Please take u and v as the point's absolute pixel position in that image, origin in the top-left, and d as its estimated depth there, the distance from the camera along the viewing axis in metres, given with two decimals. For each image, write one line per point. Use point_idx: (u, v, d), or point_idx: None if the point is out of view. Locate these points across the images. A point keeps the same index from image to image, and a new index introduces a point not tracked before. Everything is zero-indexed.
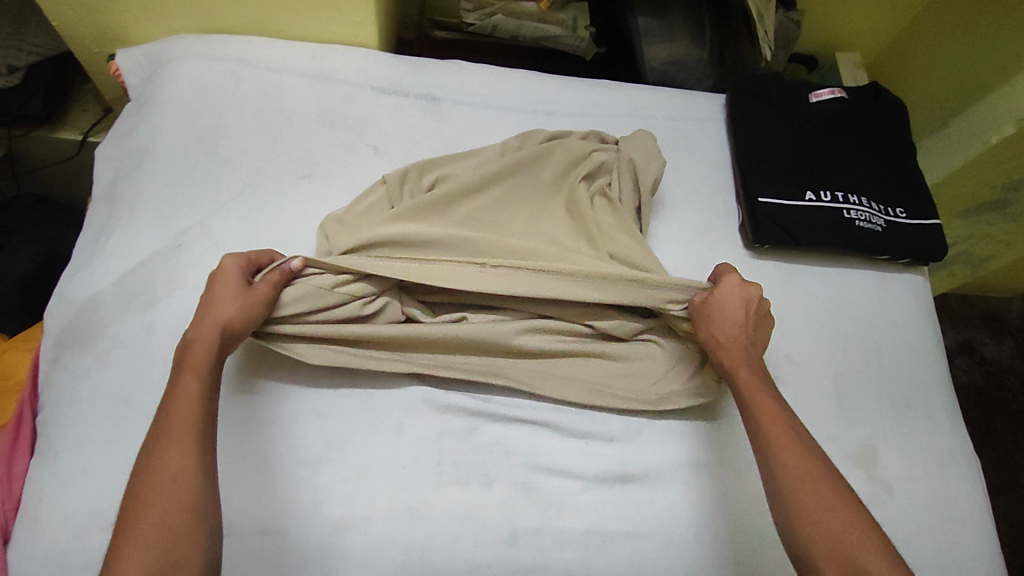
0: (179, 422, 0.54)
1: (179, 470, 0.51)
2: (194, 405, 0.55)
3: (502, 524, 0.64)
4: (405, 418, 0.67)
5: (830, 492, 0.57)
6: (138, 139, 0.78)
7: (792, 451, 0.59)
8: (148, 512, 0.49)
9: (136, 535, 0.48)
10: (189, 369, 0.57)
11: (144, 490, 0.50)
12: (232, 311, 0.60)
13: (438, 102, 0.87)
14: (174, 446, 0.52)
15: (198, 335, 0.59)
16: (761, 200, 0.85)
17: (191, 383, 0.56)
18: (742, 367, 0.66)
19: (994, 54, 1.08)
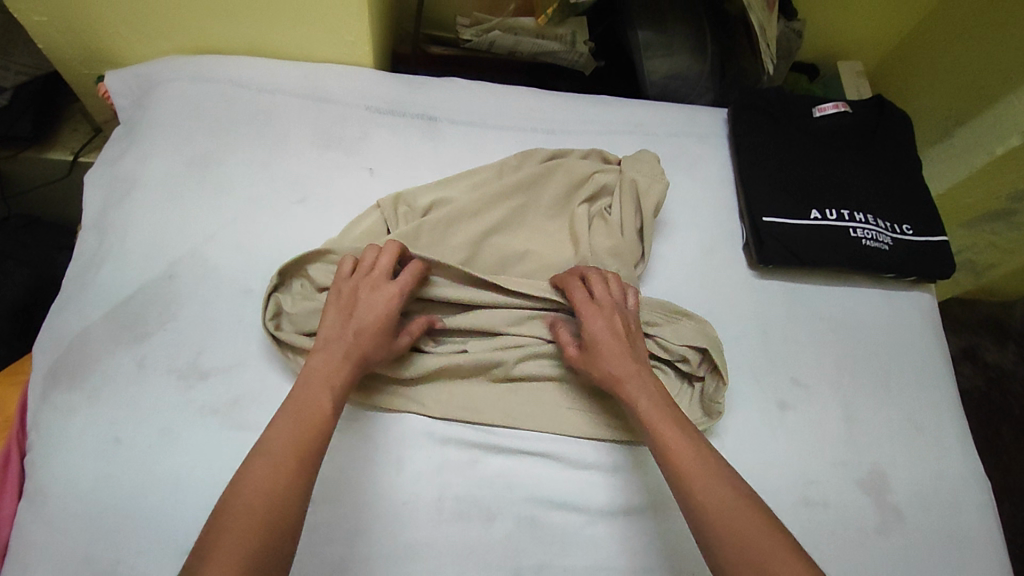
0: (306, 429, 0.53)
1: (283, 489, 0.48)
2: (320, 425, 0.53)
3: (504, 561, 0.62)
4: (404, 451, 0.65)
5: (755, 529, 0.50)
6: (127, 165, 0.76)
7: (706, 482, 0.53)
8: (246, 522, 0.46)
9: (228, 546, 0.44)
10: (330, 375, 0.57)
11: (244, 496, 0.47)
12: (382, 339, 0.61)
13: (434, 122, 0.85)
14: (289, 459, 0.50)
15: (335, 353, 0.58)
16: (766, 219, 0.83)
17: (326, 402, 0.55)
18: (641, 399, 0.60)
19: (997, 64, 1.07)
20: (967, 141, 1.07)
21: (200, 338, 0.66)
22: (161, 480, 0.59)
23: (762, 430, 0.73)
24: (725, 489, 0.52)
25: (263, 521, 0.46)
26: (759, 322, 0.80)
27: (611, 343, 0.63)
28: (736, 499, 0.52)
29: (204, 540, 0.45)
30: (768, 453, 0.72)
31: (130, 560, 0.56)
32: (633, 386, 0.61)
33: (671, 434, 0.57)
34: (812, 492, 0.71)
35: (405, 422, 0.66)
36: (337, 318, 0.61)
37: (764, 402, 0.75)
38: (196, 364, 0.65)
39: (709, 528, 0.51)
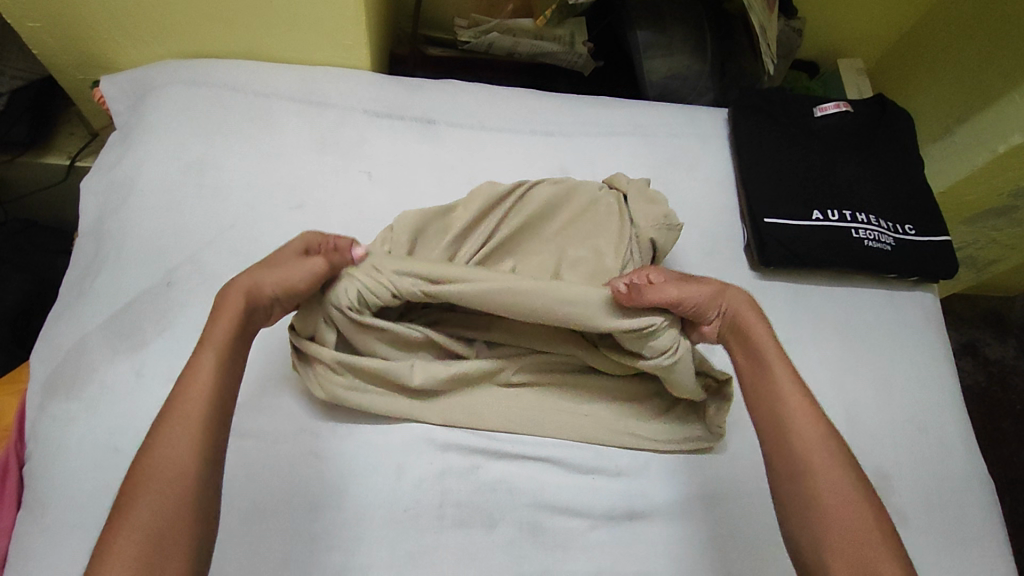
0: (192, 410, 0.50)
1: (183, 464, 0.48)
2: (207, 385, 0.52)
3: (507, 568, 0.61)
4: (405, 458, 0.64)
5: (845, 478, 0.53)
6: (124, 170, 0.76)
7: (827, 468, 0.53)
8: (153, 496, 0.46)
9: (133, 524, 0.45)
10: (209, 344, 0.54)
11: (145, 470, 0.47)
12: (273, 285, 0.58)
13: (432, 125, 0.85)
14: (176, 428, 0.49)
15: (227, 310, 0.56)
16: (767, 220, 0.83)
17: (209, 359, 0.53)
18: (765, 337, 0.62)
19: (999, 61, 1.06)
20: (967, 139, 1.07)
21: (198, 345, 0.66)
22: None
23: None
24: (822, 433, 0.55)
25: (167, 491, 0.46)
26: None
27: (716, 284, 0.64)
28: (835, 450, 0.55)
29: (110, 521, 0.46)
30: None
31: None
32: (755, 323, 0.63)
33: (782, 371, 0.59)
34: None
35: (406, 430, 0.66)
36: (232, 287, 0.60)
37: None
38: None
39: (799, 461, 0.54)
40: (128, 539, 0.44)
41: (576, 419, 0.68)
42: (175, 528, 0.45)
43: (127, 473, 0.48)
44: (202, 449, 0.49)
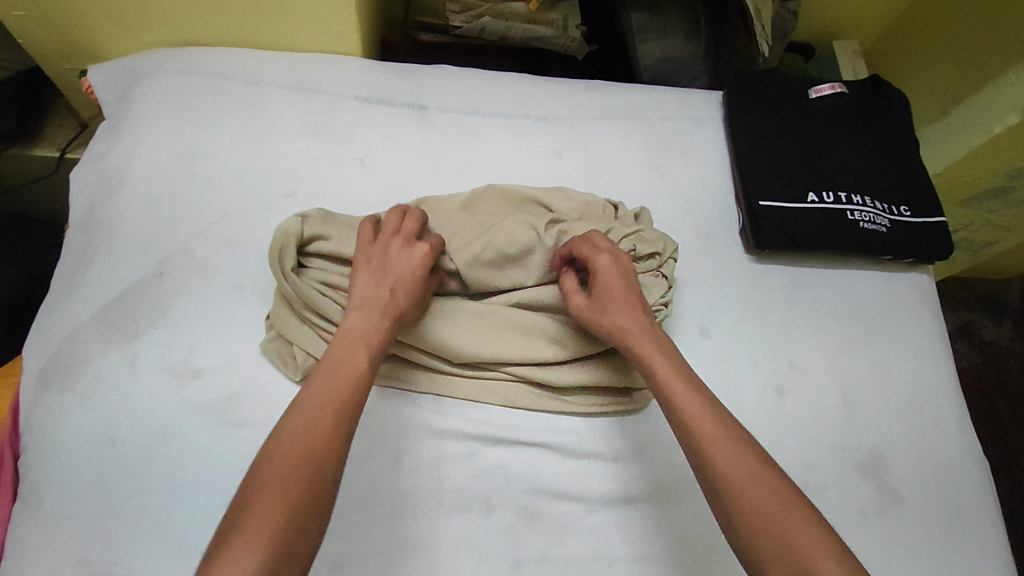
0: (336, 396, 0.52)
1: (322, 451, 0.49)
2: (354, 381, 0.54)
3: (505, 552, 0.61)
4: (402, 445, 0.64)
5: (780, 504, 0.50)
6: (113, 161, 0.75)
7: (729, 447, 0.53)
8: (285, 484, 0.46)
9: (261, 506, 0.44)
10: (354, 345, 0.56)
11: (280, 455, 0.47)
12: (411, 303, 0.62)
13: (425, 110, 0.84)
14: (327, 418, 0.50)
15: (372, 321, 0.59)
16: (762, 203, 0.83)
17: (361, 360, 0.56)
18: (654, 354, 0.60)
19: (997, 41, 1.05)
20: (963, 120, 1.06)
21: (192, 336, 0.66)
22: (156, 479, 0.59)
23: (760, 414, 0.72)
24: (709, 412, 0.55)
25: (305, 478, 0.47)
26: (756, 307, 0.80)
27: (632, 306, 0.63)
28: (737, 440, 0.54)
29: (245, 493, 0.46)
30: (767, 438, 0.71)
31: (129, 559, 0.56)
32: (646, 343, 0.61)
33: (661, 366, 0.59)
34: (811, 477, 0.70)
35: (402, 418, 0.65)
36: (367, 279, 0.62)
37: (762, 388, 0.74)
38: (189, 362, 0.64)
39: (733, 507, 0.51)
40: (261, 522, 0.44)
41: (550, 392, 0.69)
42: (301, 515, 0.45)
43: (251, 469, 0.48)
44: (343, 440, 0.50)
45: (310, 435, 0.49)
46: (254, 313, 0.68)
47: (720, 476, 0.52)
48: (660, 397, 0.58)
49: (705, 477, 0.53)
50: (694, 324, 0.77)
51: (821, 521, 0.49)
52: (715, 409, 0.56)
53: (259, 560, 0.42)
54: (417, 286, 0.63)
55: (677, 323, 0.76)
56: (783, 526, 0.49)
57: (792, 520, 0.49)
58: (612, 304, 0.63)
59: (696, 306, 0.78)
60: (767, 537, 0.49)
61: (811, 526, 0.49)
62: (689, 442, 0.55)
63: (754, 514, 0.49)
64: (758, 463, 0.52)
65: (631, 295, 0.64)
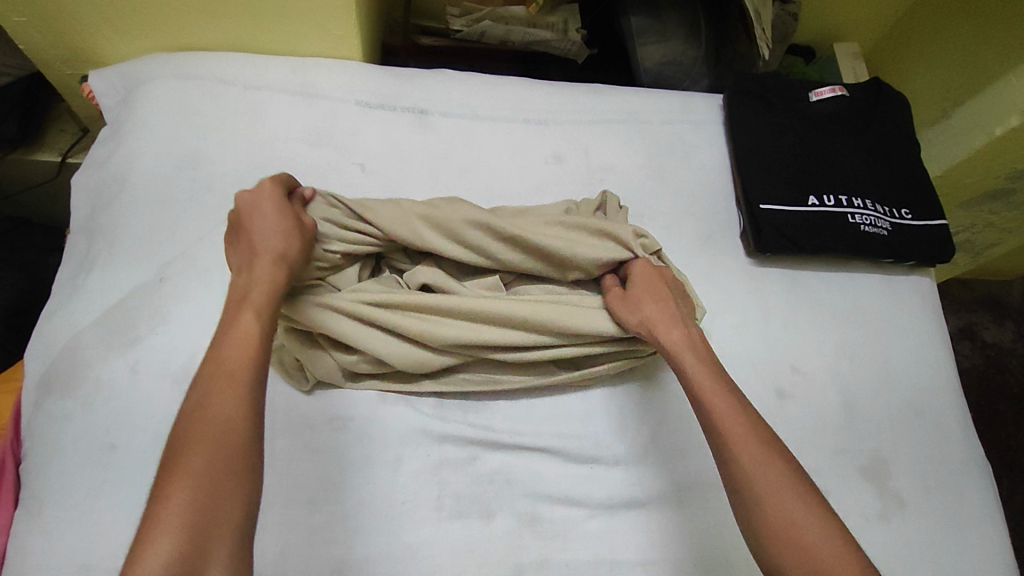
0: (235, 361, 0.51)
1: (224, 414, 0.48)
2: (248, 343, 0.53)
3: (506, 557, 0.61)
4: (403, 450, 0.64)
5: (808, 509, 0.52)
6: (114, 167, 0.75)
7: (761, 454, 0.54)
8: (194, 456, 0.46)
9: (180, 482, 0.45)
10: (248, 307, 0.55)
11: (196, 429, 0.47)
12: (291, 244, 0.60)
13: (426, 115, 0.84)
14: (223, 386, 0.50)
15: (258, 279, 0.58)
16: (763, 207, 0.82)
17: (251, 320, 0.54)
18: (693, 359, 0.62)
19: (998, 43, 1.05)
20: (964, 122, 1.06)
21: (193, 340, 0.66)
22: (157, 484, 0.59)
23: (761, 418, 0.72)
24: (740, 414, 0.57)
25: (218, 450, 0.46)
26: (757, 311, 0.79)
27: (665, 308, 0.66)
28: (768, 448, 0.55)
29: (163, 472, 0.46)
30: None
31: None
32: (681, 339, 0.64)
33: (692, 361, 0.62)
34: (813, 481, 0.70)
35: (403, 424, 0.65)
36: (240, 251, 0.61)
37: (763, 391, 0.74)
38: (190, 367, 0.64)
39: (761, 510, 0.52)
40: (177, 499, 0.44)
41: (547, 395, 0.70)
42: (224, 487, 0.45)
43: (166, 450, 0.48)
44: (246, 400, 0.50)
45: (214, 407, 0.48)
46: None
47: (750, 479, 0.54)
48: (694, 396, 0.60)
49: (734, 479, 0.55)
50: None
51: (847, 534, 0.51)
52: (748, 414, 0.58)
53: (177, 538, 0.42)
54: (288, 230, 0.61)
55: None
56: (805, 529, 0.51)
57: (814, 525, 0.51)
58: (645, 304, 0.66)
59: None
60: (790, 537, 0.50)
61: (833, 536, 0.50)
62: (720, 446, 0.56)
63: (778, 518, 0.51)
64: (789, 471, 0.54)
65: (660, 297, 0.67)
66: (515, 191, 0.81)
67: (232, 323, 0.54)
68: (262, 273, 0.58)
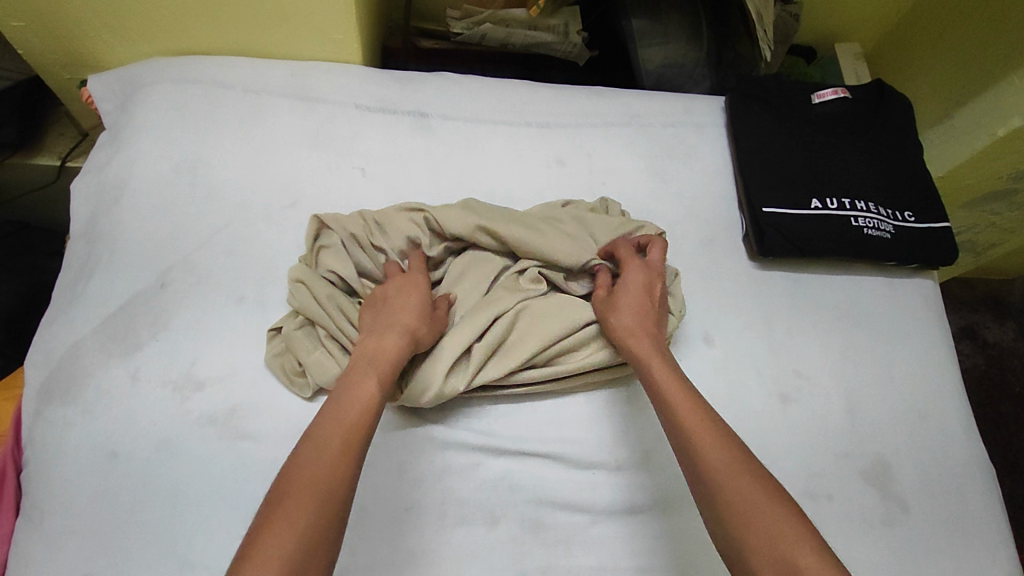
0: (349, 423, 0.51)
1: (340, 470, 0.48)
2: (365, 409, 0.53)
3: (509, 564, 0.61)
4: (405, 456, 0.64)
5: (773, 502, 0.49)
6: (114, 172, 0.75)
7: (715, 442, 0.53)
8: (306, 496, 0.45)
9: (284, 515, 0.44)
10: (369, 370, 0.56)
11: (299, 476, 0.46)
12: (422, 322, 0.63)
13: (426, 118, 0.84)
14: (341, 442, 0.49)
15: (384, 340, 0.59)
16: (765, 210, 0.82)
17: (372, 385, 0.55)
18: (656, 360, 0.62)
19: (1001, 42, 1.04)
20: (966, 123, 1.06)
21: (194, 347, 0.66)
22: (157, 493, 0.59)
23: (764, 423, 0.72)
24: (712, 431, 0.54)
25: (323, 500, 0.45)
26: (760, 314, 0.79)
27: (642, 305, 0.67)
28: (733, 456, 0.52)
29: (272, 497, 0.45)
30: (772, 445, 0.71)
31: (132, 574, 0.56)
32: (645, 345, 0.64)
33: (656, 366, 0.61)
34: (817, 485, 0.70)
35: (407, 430, 0.65)
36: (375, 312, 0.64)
37: (766, 395, 0.74)
38: (191, 374, 0.64)
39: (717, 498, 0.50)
40: (282, 534, 0.43)
41: (547, 397, 0.70)
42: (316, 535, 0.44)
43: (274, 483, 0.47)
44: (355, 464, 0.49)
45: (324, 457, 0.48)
46: (256, 323, 0.68)
47: (713, 486, 0.51)
48: (655, 390, 0.60)
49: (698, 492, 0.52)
50: (698, 331, 0.76)
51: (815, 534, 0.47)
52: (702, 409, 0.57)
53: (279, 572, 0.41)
54: (425, 309, 0.64)
55: (681, 330, 0.76)
56: (763, 519, 0.47)
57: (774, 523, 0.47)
58: (631, 305, 0.67)
59: (699, 313, 0.77)
60: (747, 523, 0.48)
61: (799, 531, 0.47)
62: (683, 447, 0.55)
63: (739, 522, 0.48)
64: (745, 462, 0.52)
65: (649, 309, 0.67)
66: (516, 196, 0.81)
67: (351, 383, 0.55)
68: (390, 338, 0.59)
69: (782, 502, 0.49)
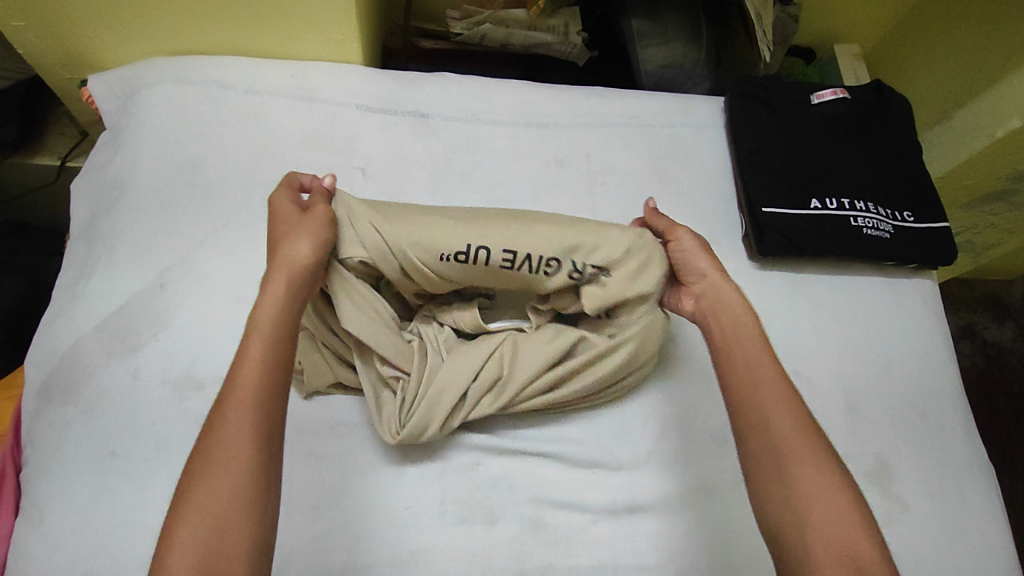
0: (244, 390, 0.48)
1: (240, 443, 0.46)
2: (257, 368, 0.49)
3: (509, 564, 0.61)
4: (405, 456, 0.64)
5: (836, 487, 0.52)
6: (115, 171, 0.75)
7: (782, 410, 0.55)
8: (211, 482, 0.44)
9: (196, 504, 0.44)
10: (257, 325, 0.51)
11: (203, 460, 0.45)
12: (304, 247, 0.57)
13: (426, 118, 0.84)
14: (235, 416, 0.47)
15: (272, 284, 0.54)
16: (765, 210, 0.82)
17: (258, 342, 0.50)
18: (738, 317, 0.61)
19: (1000, 42, 1.04)
20: (965, 124, 1.06)
21: (194, 346, 0.66)
22: (157, 492, 0.59)
23: None
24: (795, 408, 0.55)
25: (231, 479, 0.45)
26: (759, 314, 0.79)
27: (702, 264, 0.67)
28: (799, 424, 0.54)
29: (185, 485, 0.45)
30: None
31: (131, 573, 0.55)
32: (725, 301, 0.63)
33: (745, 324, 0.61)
34: None
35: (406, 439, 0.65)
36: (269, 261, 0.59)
37: None
38: (191, 374, 0.64)
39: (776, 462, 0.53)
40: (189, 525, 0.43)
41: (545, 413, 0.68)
42: (235, 516, 0.44)
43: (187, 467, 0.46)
44: (258, 431, 0.47)
45: (228, 435, 0.46)
46: None
47: (788, 464, 0.53)
48: (723, 349, 0.61)
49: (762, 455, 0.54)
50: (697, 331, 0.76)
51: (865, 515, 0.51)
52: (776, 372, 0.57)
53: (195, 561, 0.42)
54: (308, 232, 0.58)
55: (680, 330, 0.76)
56: (825, 500, 0.51)
57: (833, 504, 0.51)
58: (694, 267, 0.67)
59: None
60: (801, 497, 0.51)
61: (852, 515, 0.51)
62: (743, 409, 0.56)
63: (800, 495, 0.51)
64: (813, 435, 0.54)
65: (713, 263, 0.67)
66: (516, 196, 0.81)
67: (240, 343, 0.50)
68: (277, 278, 0.54)
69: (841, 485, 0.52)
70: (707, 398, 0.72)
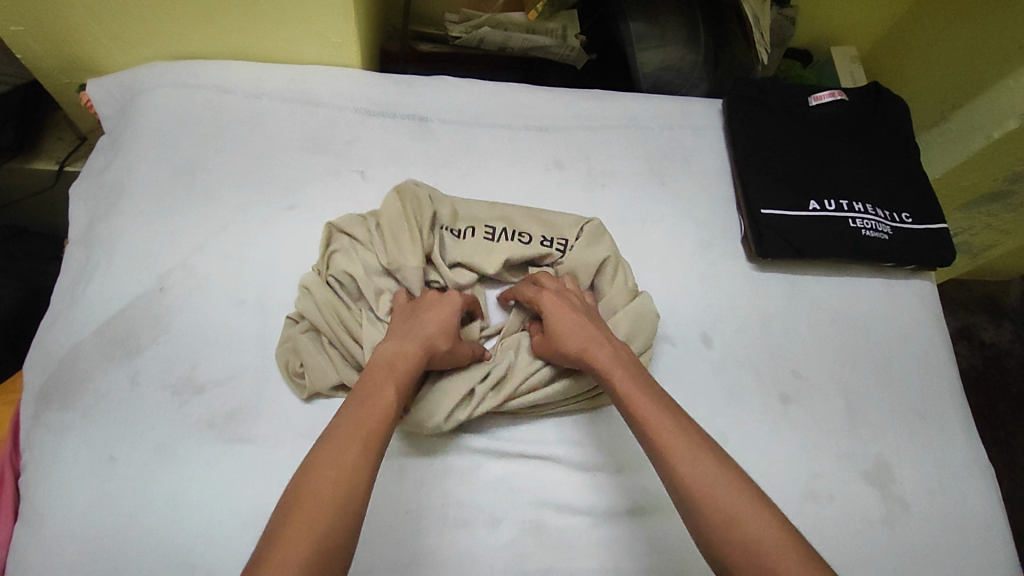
0: (365, 424, 0.50)
1: (357, 473, 0.47)
2: (382, 411, 0.51)
3: (510, 567, 0.61)
4: (406, 460, 0.64)
5: (762, 520, 0.46)
6: (113, 176, 0.75)
7: (686, 452, 0.50)
8: (319, 498, 0.44)
9: (299, 515, 0.43)
10: (386, 375, 0.55)
11: (315, 477, 0.45)
12: (440, 333, 0.61)
13: (425, 122, 0.84)
14: (355, 444, 0.48)
15: (403, 351, 0.58)
16: (763, 212, 0.82)
17: (389, 389, 0.53)
18: (614, 368, 0.59)
19: (997, 44, 1.04)
20: (962, 125, 1.06)
21: (194, 350, 0.66)
22: (156, 496, 0.58)
23: (764, 424, 0.72)
24: (672, 420, 0.53)
25: (340, 502, 0.44)
26: (759, 316, 0.79)
27: (573, 321, 0.64)
28: (710, 464, 0.49)
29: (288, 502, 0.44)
30: (772, 446, 0.71)
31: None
32: (604, 355, 0.61)
33: (607, 358, 0.60)
34: (817, 486, 0.70)
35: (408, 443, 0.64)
36: (396, 327, 0.62)
37: (766, 396, 0.74)
38: (191, 378, 0.64)
39: (700, 513, 0.47)
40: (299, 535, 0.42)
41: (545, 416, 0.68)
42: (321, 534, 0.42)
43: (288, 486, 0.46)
44: (371, 465, 0.48)
45: (333, 460, 0.46)
46: (256, 326, 0.68)
47: (704, 508, 0.47)
48: (622, 402, 0.57)
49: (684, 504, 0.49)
50: (697, 333, 0.76)
51: (801, 540, 0.45)
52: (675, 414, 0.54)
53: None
54: (453, 328, 0.63)
55: (680, 333, 0.76)
56: (754, 535, 0.45)
57: (733, 505, 0.47)
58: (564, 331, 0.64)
59: (698, 315, 0.78)
60: (732, 537, 0.45)
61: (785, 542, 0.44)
62: (656, 457, 0.52)
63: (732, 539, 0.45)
64: (722, 468, 0.49)
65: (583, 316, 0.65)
66: (515, 199, 0.81)
67: (371, 385, 0.53)
68: (409, 348, 0.58)
69: (768, 511, 0.46)
70: (707, 400, 0.72)
